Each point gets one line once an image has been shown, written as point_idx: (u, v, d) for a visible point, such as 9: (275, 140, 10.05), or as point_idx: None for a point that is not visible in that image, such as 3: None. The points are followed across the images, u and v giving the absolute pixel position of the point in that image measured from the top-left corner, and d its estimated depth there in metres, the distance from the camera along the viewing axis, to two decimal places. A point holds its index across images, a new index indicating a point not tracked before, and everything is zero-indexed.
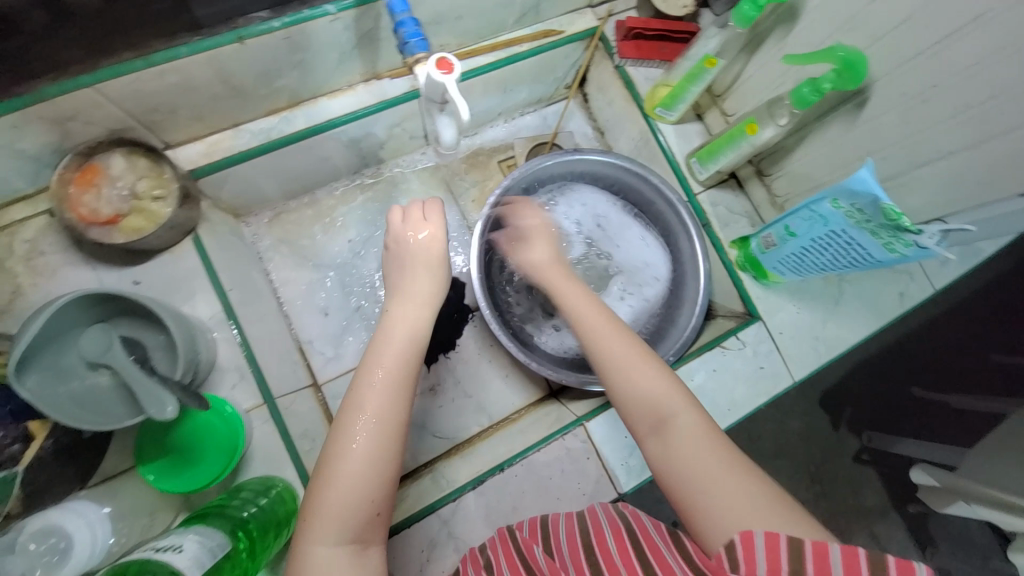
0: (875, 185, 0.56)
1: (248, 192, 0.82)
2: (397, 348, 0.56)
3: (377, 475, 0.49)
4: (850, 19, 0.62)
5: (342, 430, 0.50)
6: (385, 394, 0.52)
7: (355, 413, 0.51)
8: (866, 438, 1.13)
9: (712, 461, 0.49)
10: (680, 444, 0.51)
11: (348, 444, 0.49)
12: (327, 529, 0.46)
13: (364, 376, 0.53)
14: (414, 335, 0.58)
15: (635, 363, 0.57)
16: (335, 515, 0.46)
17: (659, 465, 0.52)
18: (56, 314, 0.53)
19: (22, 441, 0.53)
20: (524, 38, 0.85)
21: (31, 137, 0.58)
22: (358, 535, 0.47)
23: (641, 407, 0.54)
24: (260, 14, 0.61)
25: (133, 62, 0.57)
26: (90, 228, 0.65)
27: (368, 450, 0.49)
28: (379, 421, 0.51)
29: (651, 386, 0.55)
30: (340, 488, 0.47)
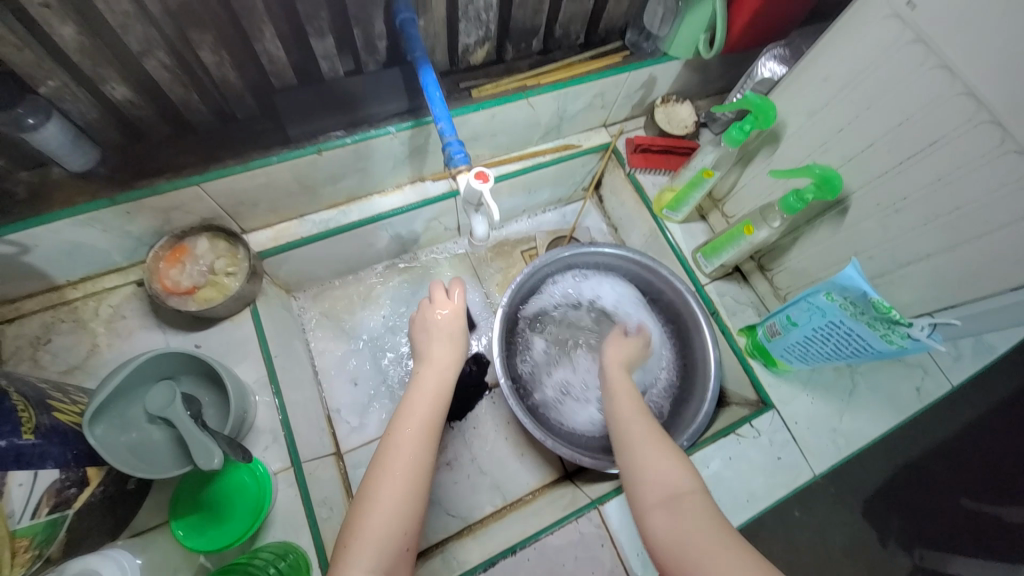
0: (861, 281, 0.63)
1: (301, 271, 0.94)
2: (427, 408, 0.63)
3: (408, 515, 0.54)
4: (824, 143, 0.73)
5: (379, 473, 0.56)
6: (422, 446, 0.59)
7: (394, 460, 0.57)
8: (917, 555, 1.06)
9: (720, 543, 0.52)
10: (691, 522, 0.55)
11: (387, 486, 0.55)
12: (364, 554, 0.51)
13: (401, 425, 0.60)
14: (439, 393, 0.65)
15: (649, 448, 0.63)
16: (376, 540, 0.52)
17: (665, 538, 0.55)
18: (135, 370, 0.61)
19: (78, 485, 0.54)
20: (546, 150, 1.00)
21: (139, 222, 0.72)
22: (392, 568, 0.52)
23: (656, 488, 0.59)
24: (337, 132, 0.76)
25: (234, 168, 0.72)
26: (170, 297, 0.76)
27: (404, 496, 0.55)
28: (414, 470, 0.57)
29: (668, 468, 0.60)
30: (380, 518, 0.53)
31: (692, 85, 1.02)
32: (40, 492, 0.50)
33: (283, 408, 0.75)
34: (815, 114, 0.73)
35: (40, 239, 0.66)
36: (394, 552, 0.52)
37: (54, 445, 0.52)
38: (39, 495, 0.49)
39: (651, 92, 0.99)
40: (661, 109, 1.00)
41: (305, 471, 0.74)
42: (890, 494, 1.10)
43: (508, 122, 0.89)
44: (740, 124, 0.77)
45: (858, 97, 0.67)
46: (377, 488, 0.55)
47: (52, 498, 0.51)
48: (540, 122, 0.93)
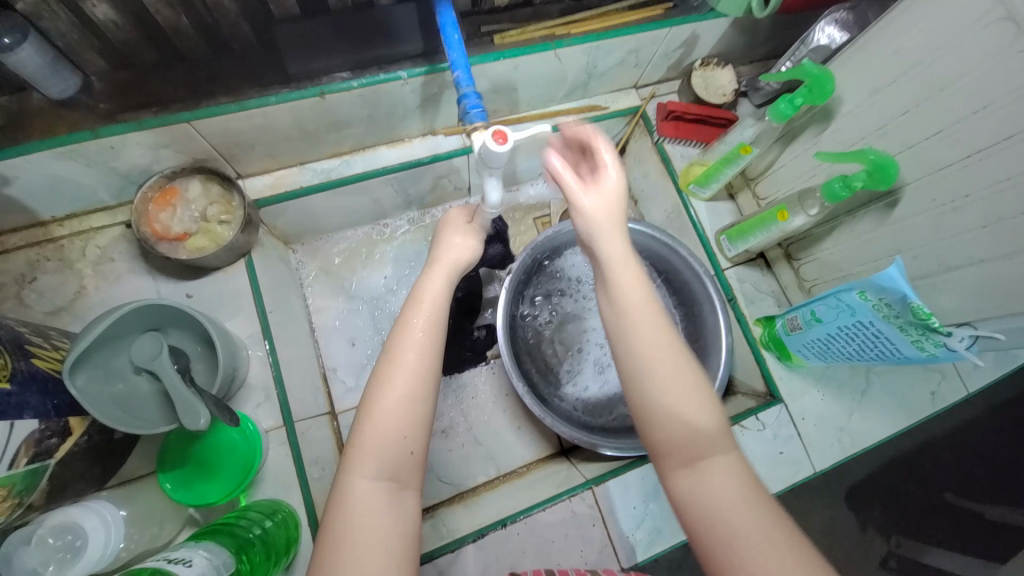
0: (903, 282, 0.57)
1: (301, 222, 0.89)
2: (430, 308, 0.53)
3: (412, 422, 0.49)
4: (883, 126, 0.65)
5: (376, 380, 0.49)
6: (427, 348, 0.51)
7: (395, 364, 0.50)
8: (894, 542, 0.98)
9: (750, 512, 0.44)
10: (721, 489, 0.45)
11: (388, 392, 0.49)
12: (366, 463, 0.47)
13: (402, 325, 0.52)
14: (444, 295, 0.56)
15: (676, 385, 0.48)
16: (373, 454, 0.47)
17: (687, 502, 0.46)
18: (118, 320, 0.57)
19: (60, 436, 0.53)
20: (570, 110, 0.92)
21: (125, 159, 0.66)
22: (393, 473, 0.47)
23: (679, 439, 0.47)
24: (343, 74, 0.69)
25: (228, 106, 0.65)
26: (160, 243, 0.72)
27: (407, 400, 0.49)
28: (416, 374, 0.50)
29: (691, 413, 0.47)
30: (378, 428, 0.48)
31: (737, 47, 0.92)
32: (17, 443, 0.48)
33: (277, 366, 0.73)
34: (878, 93, 0.65)
35: (18, 171, 0.61)
36: (396, 458, 0.48)
37: (31, 395, 0.50)
38: (16, 445, 0.48)
39: (691, 52, 0.90)
40: (697, 73, 0.91)
41: (297, 431, 0.72)
42: (881, 481, 0.99)
43: (532, 75, 0.81)
44: (790, 97, 0.69)
45: (931, 76, 0.59)
46: (378, 391, 0.49)
47: (31, 448, 0.49)
48: (565, 77, 0.85)
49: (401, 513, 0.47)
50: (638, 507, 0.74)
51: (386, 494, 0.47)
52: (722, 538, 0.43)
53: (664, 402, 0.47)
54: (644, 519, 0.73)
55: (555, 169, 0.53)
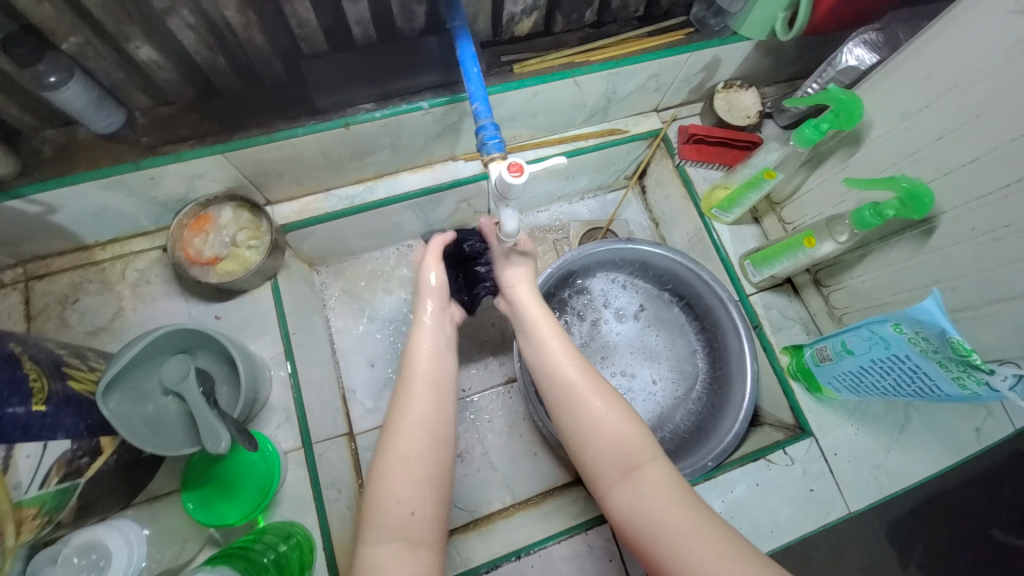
0: (940, 316, 0.54)
1: (326, 246, 0.92)
2: (415, 372, 0.60)
3: (412, 484, 0.53)
4: (916, 152, 0.63)
5: (383, 453, 0.55)
6: (422, 411, 0.57)
7: (397, 430, 0.56)
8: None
9: (682, 512, 0.49)
10: (648, 494, 0.52)
11: (387, 466, 0.54)
12: (373, 529, 0.51)
13: (400, 400, 0.58)
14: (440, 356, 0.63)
15: (598, 404, 0.58)
16: (378, 519, 0.51)
17: (624, 511, 0.53)
18: (150, 344, 0.60)
19: (90, 455, 0.55)
20: (590, 134, 0.92)
21: (163, 189, 0.70)
22: (401, 531, 0.51)
23: (609, 456, 0.55)
24: (367, 105, 0.71)
25: (258, 138, 0.68)
26: (193, 267, 0.75)
27: (415, 470, 0.53)
28: (418, 437, 0.55)
29: (614, 430, 0.56)
30: (380, 498, 0.52)
31: (762, 69, 0.91)
32: (49, 463, 0.51)
33: (297, 387, 0.74)
34: (909, 118, 0.63)
35: (65, 200, 0.65)
36: (398, 519, 0.51)
37: (66, 416, 0.53)
38: (49, 465, 0.50)
39: (712, 75, 0.89)
40: (720, 95, 0.90)
41: (315, 452, 0.73)
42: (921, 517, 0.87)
43: (550, 102, 0.82)
44: (816, 122, 0.68)
45: (966, 101, 0.56)
46: (385, 454, 0.54)
47: (62, 468, 0.52)
48: (585, 103, 0.85)
49: (418, 566, 0.49)
50: None
51: (399, 551, 0.50)
52: (659, 535, 0.49)
53: (587, 423, 0.57)
54: None
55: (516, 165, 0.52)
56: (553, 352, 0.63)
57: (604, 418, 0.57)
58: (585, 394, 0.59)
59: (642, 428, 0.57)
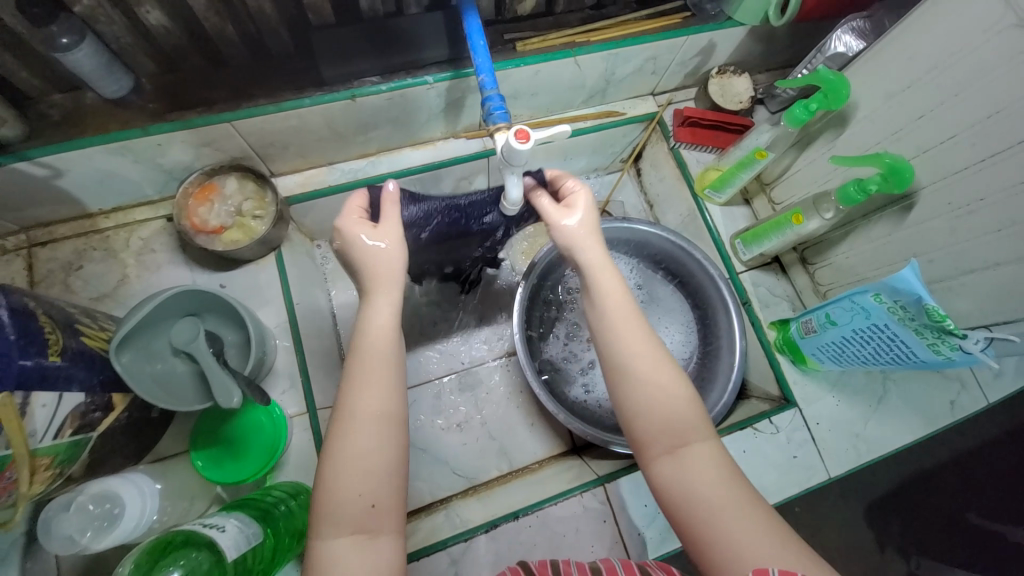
0: (917, 284, 0.58)
1: (328, 219, 0.93)
2: (366, 355, 0.51)
3: (372, 472, 0.47)
4: (897, 131, 0.67)
5: (336, 442, 0.48)
6: (381, 394, 0.50)
7: (353, 415, 0.49)
8: (914, 562, 0.94)
9: (727, 488, 0.50)
10: (698, 471, 0.52)
11: (337, 465, 0.47)
12: (324, 521, 0.46)
13: (349, 384, 0.50)
14: (387, 338, 0.53)
15: (653, 376, 0.56)
16: (329, 511, 0.46)
17: (669, 484, 0.53)
18: (160, 304, 0.61)
19: (102, 410, 0.57)
20: (588, 115, 0.95)
21: (169, 156, 0.71)
22: (359, 524, 0.46)
23: (659, 430, 0.54)
24: (373, 78, 0.72)
25: (266, 107, 0.69)
26: (198, 236, 0.76)
27: (370, 453, 0.48)
28: (378, 424, 0.49)
29: (668, 406, 0.55)
30: (336, 492, 0.46)
31: (755, 55, 0.94)
32: (64, 415, 0.52)
33: (301, 354, 0.76)
34: (892, 98, 0.66)
35: (73, 164, 0.66)
36: (360, 510, 0.46)
37: (80, 369, 0.54)
38: (64, 416, 0.52)
39: (707, 60, 0.92)
40: (714, 81, 0.93)
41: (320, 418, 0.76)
42: (901, 501, 0.96)
43: (551, 81, 0.84)
44: (805, 102, 0.71)
45: (946, 81, 0.60)
46: (340, 445, 0.48)
47: (76, 420, 0.54)
48: (585, 84, 0.88)
49: (378, 559, 0.45)
50: (652, 504, 0.75)
51: (359, 544, 0.45)
52: (701, 512, 0.50)
53: (639, 394, 0.55)
54: (658, 514, 0.74)
55: (524, 131, 0.54)
56: (606, 308, 0.59)
57: (655, 386, 0.55)
58: (632, 369, 0.56)
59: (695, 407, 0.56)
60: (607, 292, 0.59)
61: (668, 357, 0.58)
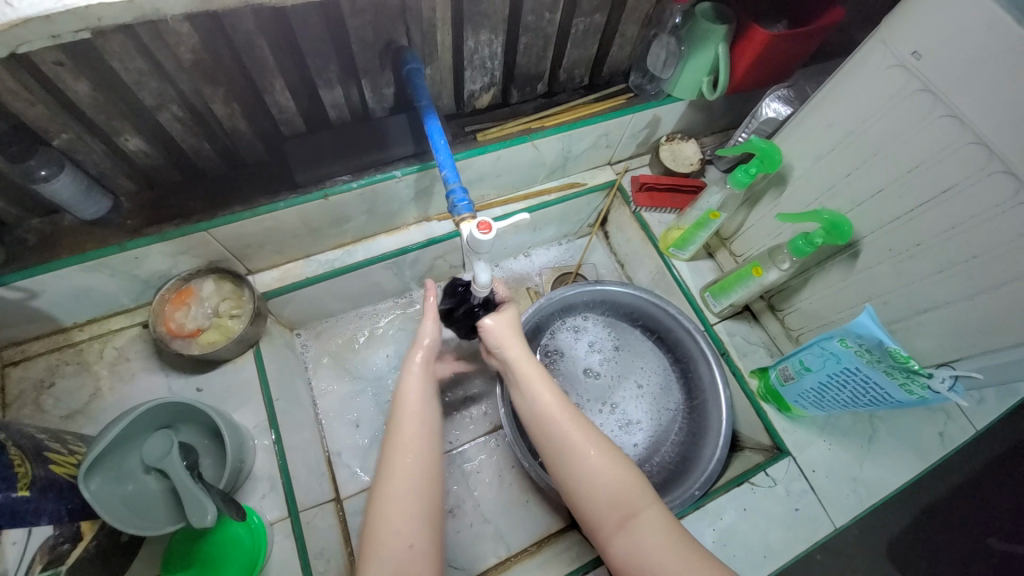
0: (876, 329, 0.61)
1: (307, 309, 0.94)
2: (396, 423, 0.63)
3: (413, 517, 0.57)
4: (831, 188, 0.72)
5: (378, 494, 0.58)
6: (414, 450, 0.61)
7: (392, 471, 0.59)
8: None
9: (676, 552, 0.55)
10: (649, 539, 0.56)
11: (382, 522, 0.56)
12: (373, 564, 0.54)
13: (391, 443, 0.62)
14: (423, 403, 0.66)
15: (594, 453, 0.61)
16: (377, 554, 0.54)
17: (626, 556, 0.57)
18: (132, 420, 0.59)
19: (71, 541, 0.56)
20: (552, 188, 1.01)
21: (146, 267, 0.73)
22: (401, 565, 0.53)
23: (609, 503, 0.59)
24: (344, 177, 0.77)
25: (242, 214, 0.72)
26: (175, 340, 0.76)
27: (412, 502, 0.57)
28: (414, 478, 0.59)
29: (611, 480, 0.59)
30: (382, 536, 0.55)
31: (697, 123, 1.03)
32: (35, 549, 0.52)
33: (281, 454, 0.74)
34: (821, 158, 0.72)
35: (48, 284, 0.67)
36: (400, 552, 0.55)
37: (49, 501, 0.52)
38: None
39: (655, 131, 1.00)
40: (665, 147, 1.01)
41: (302, 521, 0.72)
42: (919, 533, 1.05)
43: (513, 164, 0.90)
44: (745, 167, 0.77)
45: (865, 143, 0.66)
46: (380, 496, 0.58)
47: None
48: (545, 162, 0.94)
49: None
50: None
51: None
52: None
53: (584, 472, 0.60)
54: None
55: (485, 222, 0.57)
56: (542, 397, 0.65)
57: (593, 462, 0.61)
58: (577, 445, 0.61)
59: (638, 475, 0.60)
60: (537, 384, 0.66)
61: (603, 433, 0.64)
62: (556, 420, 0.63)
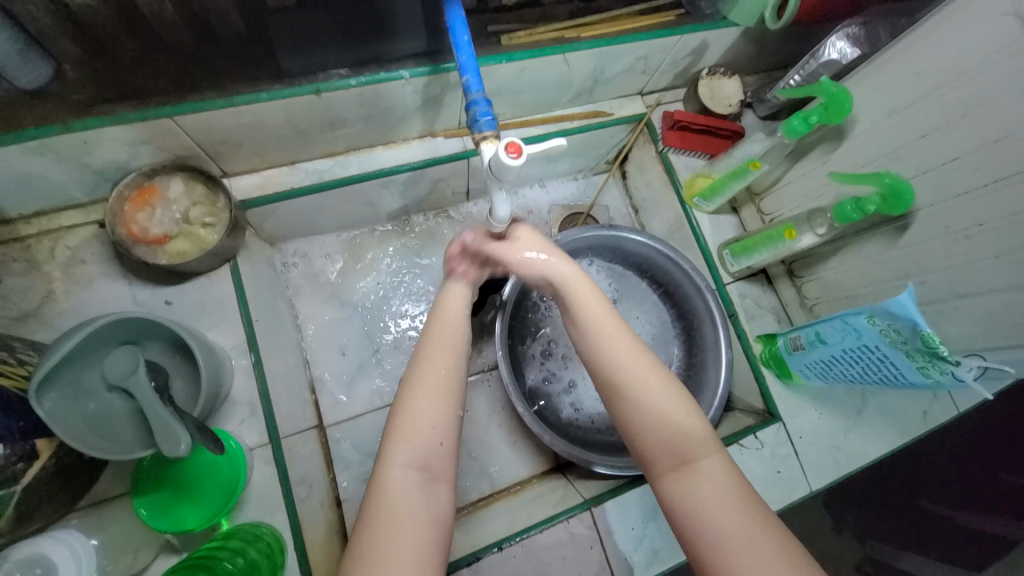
0: (914, 309, 0.56)
1: (290, 223, 0.84)
2: (453, 328, 0.58)
3: (444, 415, 0.52)
4: (897, 149, 0.65)
5: (410, 381, 0.54)
6: (451, 354, 0.55)
7: (427, 367, 0.54)
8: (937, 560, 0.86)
9: (741, 510, 0.47)
10: (704, 488, 0.49)
11: (414, 415, 0.51)
12: (399, 453, 0.49)
13: (432, 335, 0.57)
14: (466, 307, 0.61)
15: (653, 389, 0.54)
16: (406, 441, 0.50)
17: (676, 504, 0.50)
18: (89, 335, 0.52)
19: (25, 460, 0.50)
20: (575, 115, 0.89)
21: (99, 155, 0.61)
22: (425, 463, 0.49)
23: (666, 443, 0.51)
24: (340, 71, 0.65)
25: (215, 102, 0.60)
26: (137, 245, 0.67)
27: (443, 398, 0.52)
28: (446, 378, 0.54)
29: (669, 421, 0.52)
30: (412, 425, 0.50)
31: (745, 57, 0.91)
32: None
33: (262, 379, 0.69)
34: (894, 115, 0.64)
35: None
36: (428, 447, 0.50)
37: None
38: None
39: (698, 60, 0.88)
40: (704, 82, 0.89)
41: (284, 448, 0.69)
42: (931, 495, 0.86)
43: (537, 79, 0.78)
44: (805, 114, 0.68)
45: (951, 102, 0.58)
46: (415, 382, 0.53)
47: None
48: (573, 82, 0.82)
49: (433, 502, 0.48)
50: (638, 527, 0.72)
51: (419, 484, 0.48)
52: (713, 537, 0.46)
53: (639, 408, 0.53)
54: (646, 536, 0.71)
55: (514, 145, 0.48)
56: (598, 322, 0.57)
57: (653, 400, 0.53)
58: (634, 378, 0.54)
59: (700, 420, 0.53)
60: (592, 308, 0.58)
61: (667, 370, 0.56)
62: (612, 348, 0.56)
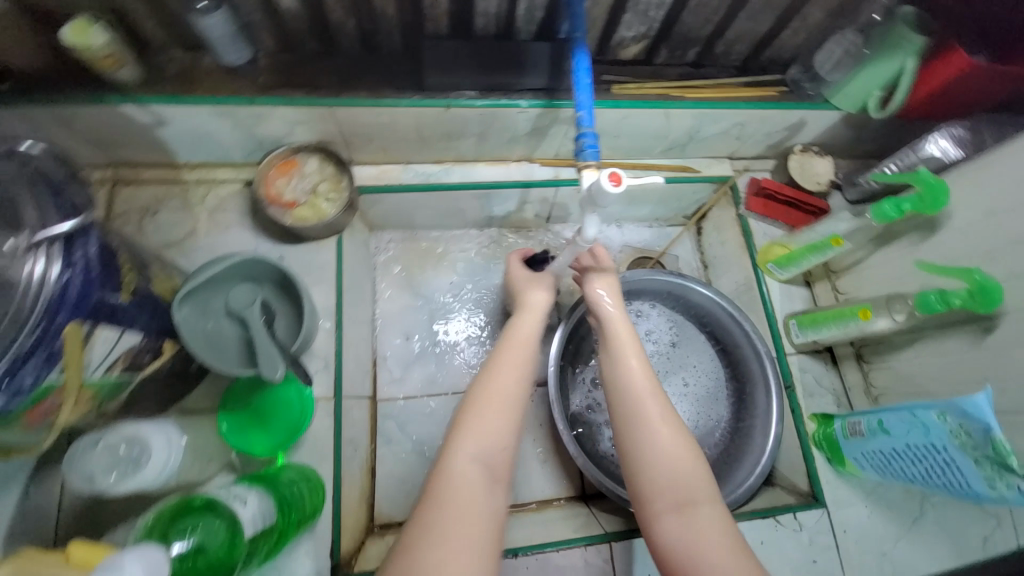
0: (990, 413, 0.55)
1: (389, 214, 0.94)
2: (522, 352, 0.62)
3: (509, 427, 0.56)
4: (991, 251, 0.64)
5: (480, 388, 0.58)
6: (522, 373, 0.60)
7: (494, 386, 0.58)
8: None
9: (732, 555, 0.50)
10: (700, 531, 0.52)
11: (481, 419, 0.55)
12: (468, 445, 0.54)
13: (503, 353, 0.62)
14: (536, 338, 0.65)
15: (666, 429, 0.57)
16: (474, 439, 0.54)
17: (673, 544, 0.52)
18: (225, 266, 0.62)
19: (152, 354, 0.59)
20: (664, 166, 0.95)
21: (264, 127, 0.74)
22: (488, 462, 0.53)
23: (668, 484, 0.54)
24: (470, 92, 0.75)
25: (365, 101, 0.72)
26: (271, 206, 0.78)
27: (508, 416, 0.56)
28: (514, 396, 0.58)
29: (676, 462, 0.55)
30: (479, 429, 0.55)
31: (841, 141, 0.93)
32: (120, 351, 0.54)
33: (340, 340, 0.77)
34: (991, 216, 0.65)
35: (174, 115, 0.69)
36: (493, 451, 0.54)
37: (144, 315, 0.56)
38: (118, 352, 0.54)
39: (793, 135, 0.91)
40: (795, 158, 0.91)
41: (343, 406, 0.76)
42: None
43: (636, 128, 0.84)
44: (898, 200, 0.68)
45: None
46: (486, 390, 0.58)
47: (128, 359, 0.56)
48: (668, 135, 0.88)
49: (490, 502, 0.51)
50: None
51: (482, 480, 0.52)
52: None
53: (650, 446, 0.56)
54: None
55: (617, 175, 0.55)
56: (631, 363, 0.62)
57: (667, 442, 0.56)
58: (649, 417, 0.58)
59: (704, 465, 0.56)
60: (627, 349, 0.63)
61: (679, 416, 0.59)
62: (635, 390, 0.60)
